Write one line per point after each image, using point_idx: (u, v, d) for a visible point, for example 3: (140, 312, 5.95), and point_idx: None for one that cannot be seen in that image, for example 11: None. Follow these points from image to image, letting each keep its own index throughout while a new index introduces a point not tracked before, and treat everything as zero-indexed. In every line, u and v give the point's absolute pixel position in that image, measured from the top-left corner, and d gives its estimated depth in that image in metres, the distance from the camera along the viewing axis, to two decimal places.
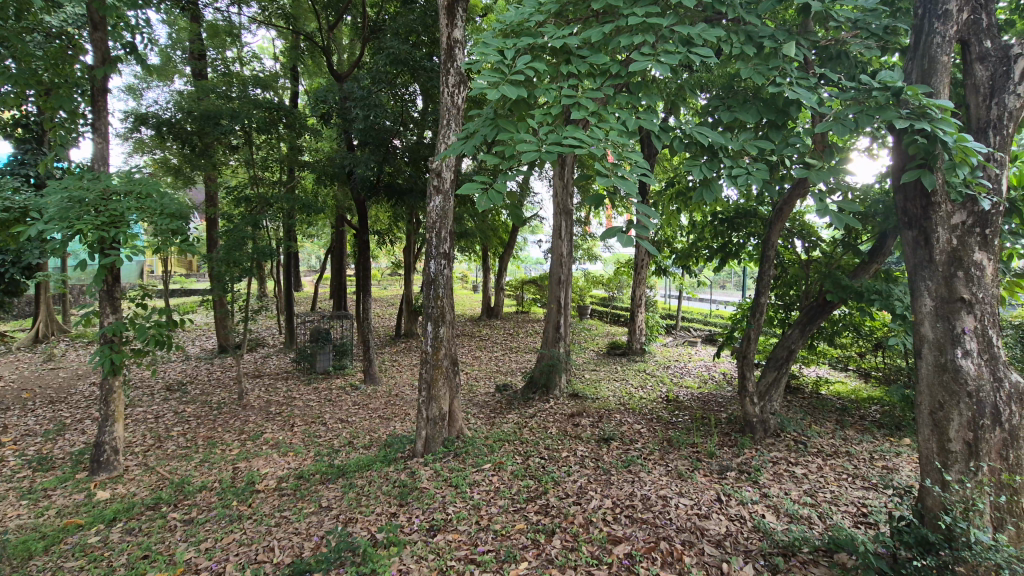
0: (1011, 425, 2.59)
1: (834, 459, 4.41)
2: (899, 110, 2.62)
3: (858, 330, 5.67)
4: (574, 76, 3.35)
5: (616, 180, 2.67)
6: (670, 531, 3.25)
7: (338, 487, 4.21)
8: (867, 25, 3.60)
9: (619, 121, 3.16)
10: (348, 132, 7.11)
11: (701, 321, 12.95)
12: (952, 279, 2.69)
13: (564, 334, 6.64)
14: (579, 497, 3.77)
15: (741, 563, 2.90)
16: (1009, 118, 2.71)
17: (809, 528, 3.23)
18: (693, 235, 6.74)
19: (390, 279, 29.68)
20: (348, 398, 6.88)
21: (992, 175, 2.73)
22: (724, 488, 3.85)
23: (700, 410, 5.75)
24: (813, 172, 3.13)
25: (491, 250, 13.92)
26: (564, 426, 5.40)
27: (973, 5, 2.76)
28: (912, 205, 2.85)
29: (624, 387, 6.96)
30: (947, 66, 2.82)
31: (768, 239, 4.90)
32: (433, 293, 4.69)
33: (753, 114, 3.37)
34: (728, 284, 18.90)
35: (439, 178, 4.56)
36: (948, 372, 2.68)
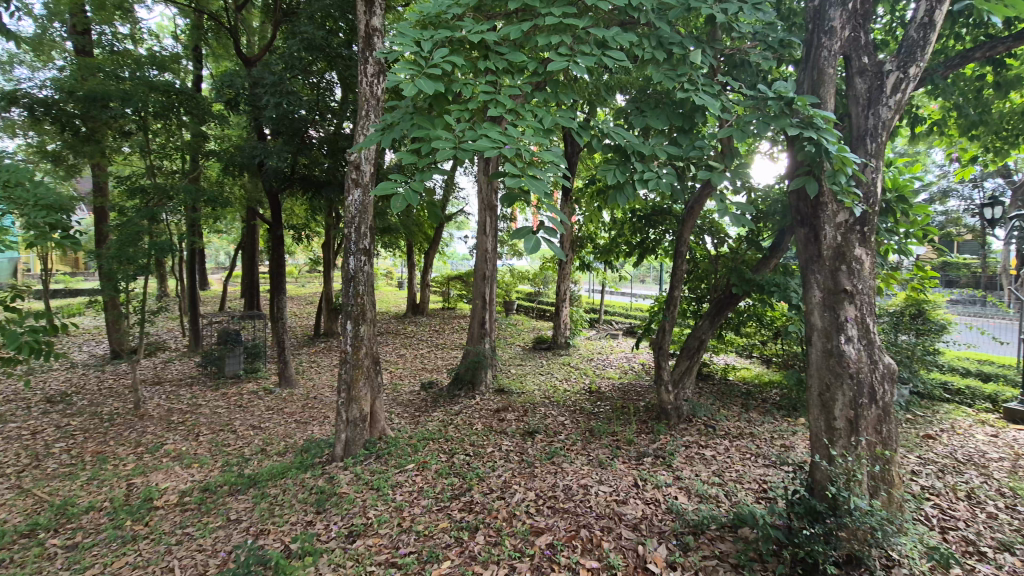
0: (884, 402, 2.90)
1: (739, 441, 4.75)
2: (790, 119, 2.84)
3: (760, 320, 6.13)
4: (493, 73, 3.34)
5: (528, 179, 2.68)
6: (590, 519, 3.34)
7: (249, 498, 3.96)
8: (766, 37, 3.89)
9: (537, 120, 3.20)
10: (259, 120, 6.68)
11: (622, 314, 13.45)
12: (837, 273, 2.97)
13: (490, 330, 6.64)
14: (502, 491, 3.80)
15: (655, 545, 3.04)
16: (883, 128, 3.01)
17: (717, 506, 3.45)
18: (614, 231, 6.98)
19: (310, 276, 28.41)
20: (261, 403, 6.49)
21: (869, 180, 3.03)
22: (641, 473, 4.03)
23: (621, 400, 5.98)
24: (717, 174, 3.33)
25: (416, 246, 13.66)
26: (490, 421, 5.42)
27: (853, 24, 3.06)
28: (804, 205, 3.11)
29: (549, 381, 7.10)
30: (832, 78, 3.10)
31: (682, 236, 5.17)
32: (353, 290, 4.51)
33: (663, 118, 3.54)
34: (647, 278, 19.78)
35: (358, 171, 4.39)
36: (834, 357, 2.96)
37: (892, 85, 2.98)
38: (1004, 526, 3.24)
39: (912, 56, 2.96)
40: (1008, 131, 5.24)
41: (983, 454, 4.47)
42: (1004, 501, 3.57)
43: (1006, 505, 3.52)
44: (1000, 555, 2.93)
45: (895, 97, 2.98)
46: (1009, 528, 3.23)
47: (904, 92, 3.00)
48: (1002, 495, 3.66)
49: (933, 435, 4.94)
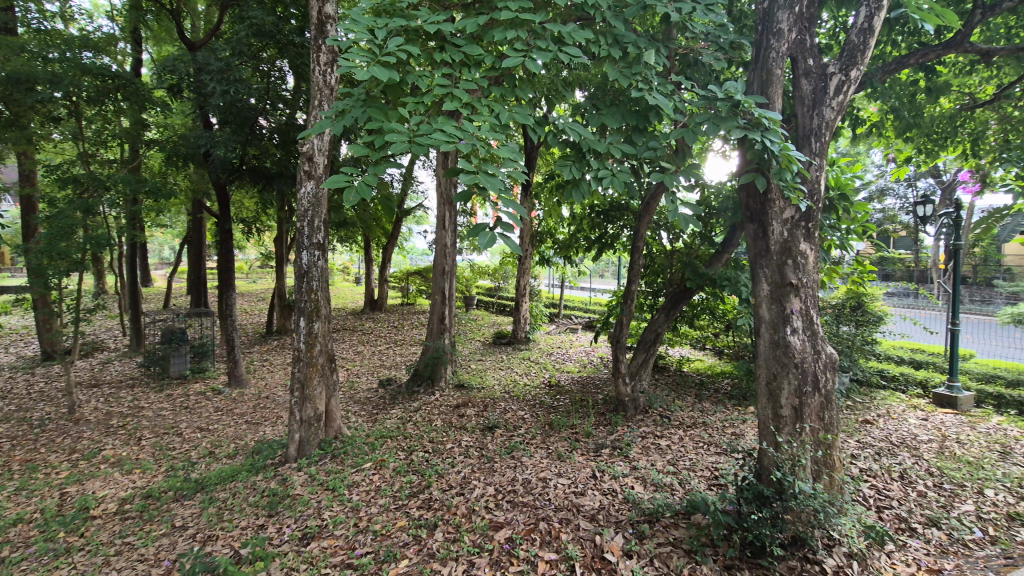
0: (826, 390, 3.04)
1: (693, 430, 4.89)
2: (738, 119, 2.92)
3: (713, 313, 6.33)
4: (449, 65, 3.30)
5: (484, 176, 2.65)
6: (549, 511, 3.38)
7: (196, 503, 3.80)
8: (717, 38, 3.99)
9: (494, 115, 3.17)
10: (204, 108, 6.37)
11: (581, 308, 13.64)
12: (783, 267, 3.08)
13: (449, 326, 6.59)
14: (462, 487, 3.78)
15: (612, 534, 3.10)
16: (826, 128, 3.14)
17: (671, 494, 3.54)
18: (573, 226, 7.05)
19: (262, 272, 27.47)
20: (209, 404, 6.23)
21: (813, 178, 3.15)
22: (599, 465, 4.09)
23: (579, 393, 6.06)
24: (670, 172, 3.40)
25: (374, 241, 13.40)
26: (449, 417, 5.39)
27: (800, 26, 3.17)
28: (752, 202, 3.22)
29: (509, 375, 7.11)
30: (780, 79, 3.21)
31: (638, 232, 5.27)
32: (306, 286, 4.37)
33: (618, 116, 3.58)
34: (606, 272, 20.09)
35: (310, 163, 4.24)
36: (780, 347, 3.08)
37: (835, 87, 3.11)
38: (933, 503, 3.48)
39: (853, 59, 3.10)
40: (938, 134, 5.58)
41: (915, 437, 4.77)
42: (932, 480, 3.83)
43: (934, 483, 3.77)
44: (929, 531, 3.14)
45: (837, 98, 3.12)
46: (937, 504, 3.46)
47: (846, 95, 3.14)
48: (932, 474, 3.92)
49: (871, 420, 5.24)
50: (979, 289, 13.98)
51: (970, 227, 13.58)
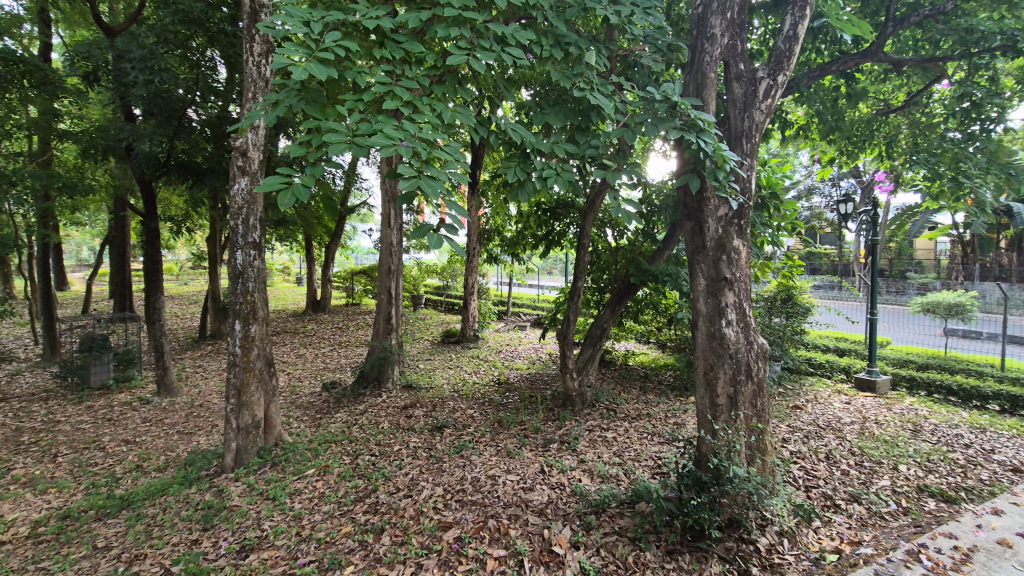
0: (758, 378, 3.21)
1: (637, 422, 5.04)
2: (675, 121, 3.02)
3: (656, 308, 6.55)
4: (390, 62, 3.23)
5: (425, 179, 2.60)
6: (498, 508, 3.39)
7: (121, 521, 3.56)
8: (655, 41, 4.12)
9: (436, 113, 3.13)
10: (125, 99, 5.94)
11: (530, 305, 13.75)
12: (719, 262, 3.22)
13: (396, 325, 6.47)
14: (410, 489, 3.73)
15: (560, 527, 3.14)
16: (756, 130, 3.30)
17: (617, 485, 3.63)
18: (520, 224, 7.09)
19: (194, 272, 25.98)
20: (136, 415, 5.84)
21: (744, 178, 3.31)
22: (547, 460, 4.14)
23: (528, 390, 6.11)
24: (611, 172, 3.47)
25: (316, 239, 12.97)
26: (397, 419, 5.30)
27: (732, 32, 3.32)
28: (689, 200, 3.35)
29: (458, 374, 7.07)
30: (713, 82, 3.34)
31: (584, 230, 5.37)
32: (241, 288, 4.17)
33: (560, 116, 3.62)
34: (554, 270, 20.33)
35: (245, 158, 4.05)
36: (716, 339, 3.22)
37: (764, 91, 3.29)
38: (855, 480, 3.74)
39: (780, 65, 3.28)
40: (857, 137, 6.00)
41: (839, 419, 5.12)
42: (854, 459, 4.12)
43: (856, 462, 4.06)
44: (851, 506, 3.37)
45: (766, 102, 3.29)
46: (858, 481, 3.73)
47: (773, 98, 3.32)
48: (853, 453, 4.21)
49: (800, 405, 5.57)
50: (894, 281, 15.14)
51: (886, 224, 14.67)
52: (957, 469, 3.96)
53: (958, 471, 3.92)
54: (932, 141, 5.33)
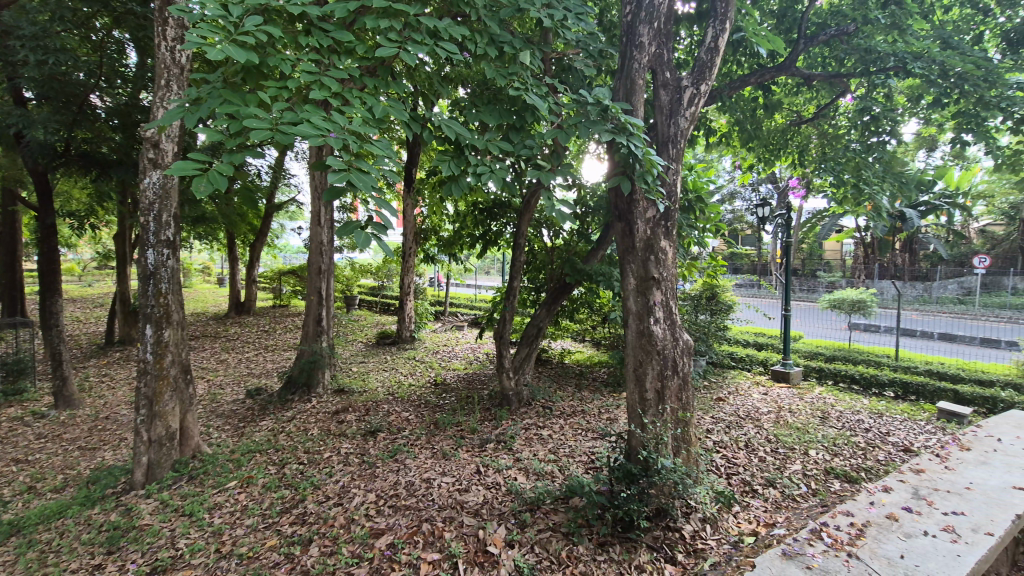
0: (683, 373, 3.37)
1: (572, 419, 5.15)
2: (606, 124, 3.09)
3: (590, 306, 6.71)
4: (317, 52, 3.10)
5: (355, 173, 2.52)
6: (432, 512, 3.34)
7: (8, 550, 3.19)
8: (587, 45, 4.20)
9: (366, 107, 3.03)
10: (14, 79, 5.34)
11: (468, 305, 13.71)
12: (647, 263, 3.34)
13: (326, 327, 6.24)
14: (340, 497, 3.61)
15: (495, 527, 3.15)
16: (681, 136, 3.46)
17: (551, 481, 3.69)
18: (457, 224, 7.04)
19: (100, 273, 23.82)
20: (28, 431, 5.26)
21: (671, 181, 3.44)
22: (483, 460, 4.14)
23: (465, 390, 6.08)
24: (545, 172, 3.50)
25: (240, 237, 12.25)
26: (327, 425, 5.10)
27: (659, 41, 3.45)
28: (619, 201, 3.45)
29: (393, 376, 6.92)
30: (642, 88, 3.46)
31: (519, 230, 5.40)
32: (152, 289, 3.86)
33: (495, 115, 3.62)
34: (492, 269, 20.36)
35: (157, 150, 3.74)
36: (645, 337, 3.34)
37: (688, 99, 3.45)
38: (770, 466, 4.00)
39: (702, 75, 3.46)
40: (773, 145, 6.43)
41: (757, 409, 5.47)
42: (770, 446, 4.40)
43: (772, 449, 4.34)
44: (767, 490, 3.61)
45: (690, 109, 3.46)
46: (774, 466, 4.00)
47: (697, 106, 3.49)
48: (770, 441, 4.50)
49: (723, 397, 5.90)
50: (806, 279, 16.37)
51: (799, 226, 15.82)
52: (858, 451, 4.33)
53: (859, 453, 4.29)
54: (837, 151, 5.79)
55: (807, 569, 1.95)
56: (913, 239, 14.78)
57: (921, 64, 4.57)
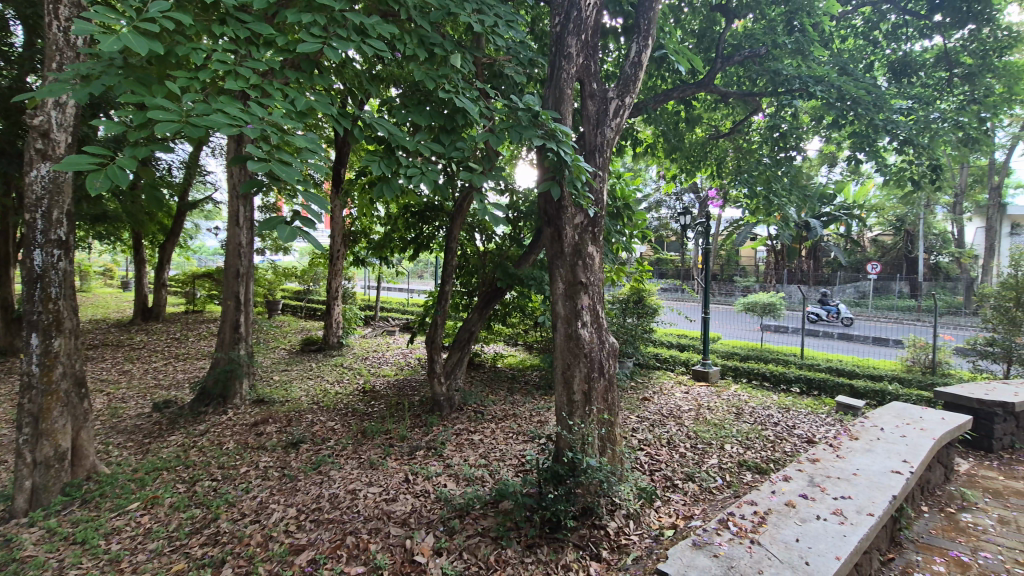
0: (609, 374, 3.48)
1: (503, 422, 5.17)
2: (536, 131, 3.13)
3: (523, 311, 6.78)
4: (233, 43, 2.92)
5: (276, 164, 2.40)
6: (357, 524, 3.24)
7: None
8: (517, 53, 4.26)
9: (288, 103, 2.89)
10: None
11: (400, 309, 13.44)
12: (575, 267, 3.43)
13: (245, 334, 5.90)
14: (258, 514, 3.42)
15: (423, 535, 3.09)
16: (607, 145, 3.58)
17: (481, 486, 3.69)
18: (388, 226, 6.89)
19: None
20: None
21: (598, 189, 3.55)
22: (412, 468, 4.06)
23: (395, 397, 5.95)
24: (477, 176, 3.50)
25: (148, 238, 11.33)
26: (244, 438, 4.82)
27: (586, 52, 3.56)
28: (548, 207, 3.51)
29: (318, 385, 6.65)
30: (570, 98, 3.54)
31: (451, 233, 5.37)
32: (39, 294, 3.47)
33: (425, 117, 3.57)
34: (425, 272, 20.09)
35: (45, 139, 3.36)
36: (573, 339, 3.42)
37: (614, 110, 3.58)
38: (690, 461, 4.21)
39: (626, 88, 3.61)
40: (694, 157, 6.80)
41: (679, 408, 5.74)
42: (689, 442, 4.63)
43: (691, 445, 4.57)
44: (687, 484, 3.80)
45: (615, 120, 3.59)
46: (693, 461, 4.21)
47: (622, 117, 3.63)
48: (689, 437, 4.74)
49: (648, 396, 6.16)
50: (724, 284, 17.43)
51: (718, 234, 16.82)
52: (768, 444, 4.66)
53: (769, 445, 4.62)
54: (751, 165, 6.21)
55: (713, 557, 2.06)
56: (817, 247, 16.15)
57: (822, 87, 5.00)
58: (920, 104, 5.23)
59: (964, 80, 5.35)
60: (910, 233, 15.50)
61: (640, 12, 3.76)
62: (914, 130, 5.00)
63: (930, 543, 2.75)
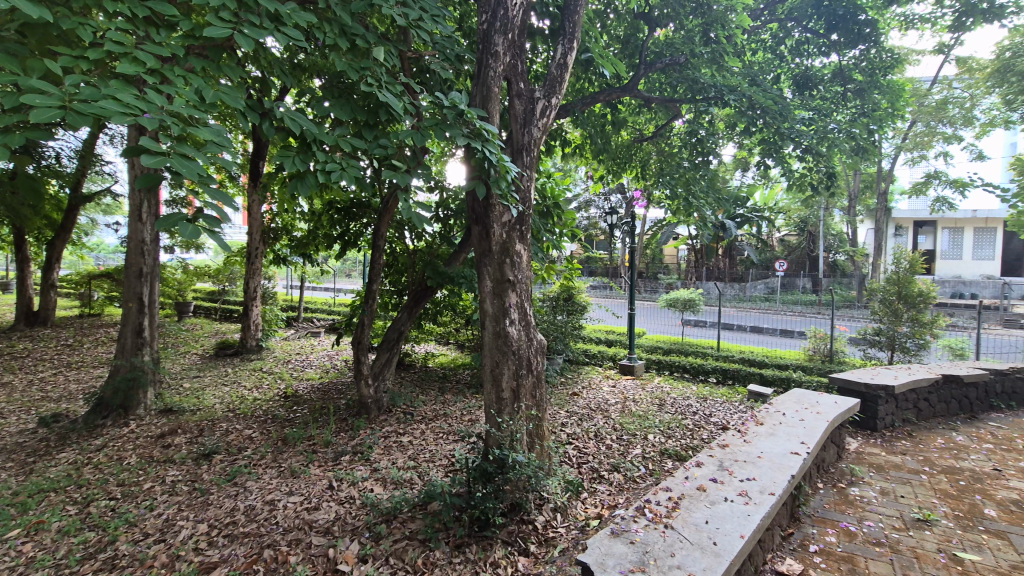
0: (537, 371, 3.52)
1: (433, 423, 5.10)
2: (462, 129, 3.11)
3: (453, 309, 6.72)
4: (129, 20, 2.67)
5: (176, 158, 2.19)
6: (275, 536, 3.07)
7: None
8: (444, 48, 4.19)
9: (193, 90, 2.68)
10: None
11: (326, 309, 12.92)
12: (503, 265, 3.44)
13: (150, 339, 5.45)
14: (163, 533, 3.18)
15: (347, 543, 2.99)
16: (534, 144, 3.61)
17: (409, 489, 3.61)
18: (312, 223, 6.59)
19: None
20: None
21: (525, 188, 3.57)
22: (337, 474, 3.92)
23: (319, 401, 5.73)
24: (401, 172, 3.40)
25: (34, 233, 10.17)
26: (149, 451, 4.45)
27: (513, 52, 3.57)
28: (476, 205, 3.50)
29: (234, 391, 6.26)
30: (497, 97, 3.54)
31: (378, 231, 5.21)
32: None
33: (345, 110, 3.43)
34: (354, 272, 19.45)
35: None
36: (501, 338, 3.43)
37: (540, 111, 3.62)
38: (616, 452, 4.36)
39: (553, 88, 3.66)
40: (620, 158, 7.02)
41: (606, 401, 5.93)
42: (615, 434, 4.79)
43: (617, 436, 4.73)
44: (612, 475, 3.93)
45: (542, 120, 3.63)
46: (618, 452, 4.36)
47: (548, 118, 3.67)
48: (615, 429, 4.90)
49: (577, 392, 6.31)
50: (648, 281, 18.21)
51: (643, 233, 17.52)
52: (687, 432, 4.91)
53: (688, 434, 4.87)
54: (672, 168, 6.51)
55: (630, 544, 2.13)
56: (731, 247, 17.23)
57: (735, 96, 5.32)
58: (820, 116, 5.69)
59: (856, 95, 5.86)
60: (812, 234, 16.91)
61: (565, 15, 3.82)
62: (814, 139, 5.43)
63: (823, 517, 3.02)
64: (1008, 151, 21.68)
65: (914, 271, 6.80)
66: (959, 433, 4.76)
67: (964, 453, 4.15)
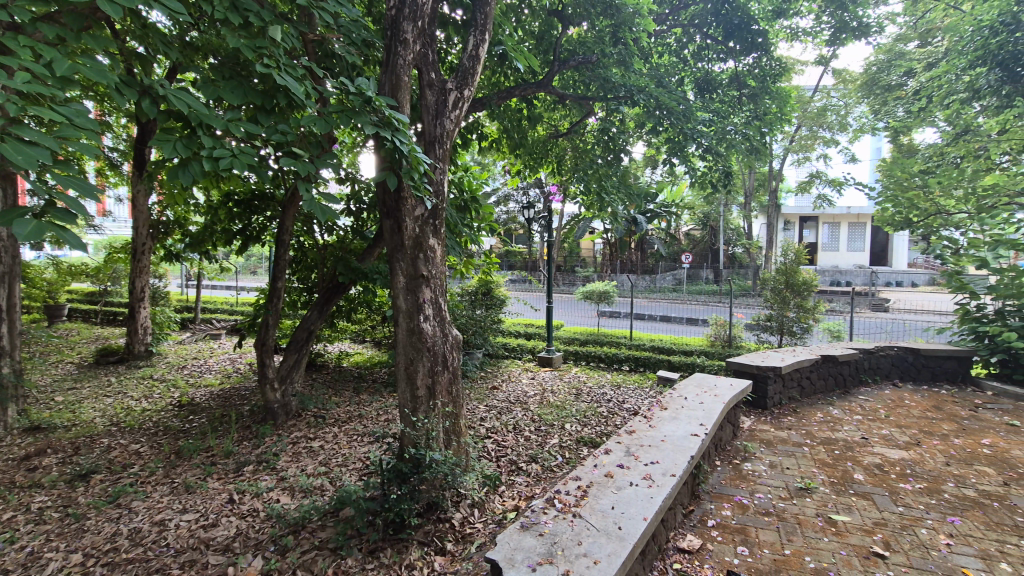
0: (453, 366, 3.47)
1: (347, 425, 4.91)
2: (370, 117, 2.96)
3: (368, 306, 6.49)
4: None
5: (11, 144, 1.85)
6: (165, 560, 2.81)
7: None
8: (350, 32, 3.98)
9: (48, 62, 2.33)
10: None
11: (228, 309, 12.01)
12: (416, 261, 3.34)
13: (10, 347, 4.77)
14: (26, 568, 2.79)
15: (249, 559, 2.79)
16: (446, 136, 3.53)
17: (320, 495, 3.44)
18: (208, 216, 6.07)
19: None
20: None
21: (438, 181, 3.49)
22: (239, 485, 3.65)
23: (219, 408, 5.31)
24: (302, 161, 3.16)
25: None
26: (10, 476, 3.90)
27: (423, 41, 3.46)
28: (388, 198, 3.36)
29: (117, 402, 5.65)
30: (407, 87, 3.42)
31: (283, 225, 4.89)
32: None
33: (238, 94, 3.16)
34: (260, 268, 18.23)
35: None
36: (416, 334, 3.34)
37: (452, 102, 3.54)
38: (534, 443, 4.42)
39: (465, 80, 3.59)
40: (536, 153, 7.08)
41: (526, 393, 6.00)
42: (533, 426, 4.86)
43: (535, 428, 4.80)
44: (530, 466, 3.97)
45: (453, 112, 3.55)
46: (536, 443, 4.42)
47: (460, 110, 3.60)
48: (533, 421, 4.98)
49: (497, 385, 6.33)
50: (566, 274, 18.68)
51: (560, 227, 17.91)
52: (601, 419, 5.09)
53: (602, 421, 5.05)
54: (585, 164, 6.67)
55: (539, 536, 2.16)
56: (643, 239, 18.09)
57: (643, 96, 5.52)
58: (718, 117, 6.06)
59: (750, 99, 6.34)
60: (714, 228, 18.16)
61: (477, 5, 3.76)
62: (713, 139, 5.78)
63: (720, 492, 3.24)
64: (874, 155, 24.53)
65: (799, 262, 7.48)
66: (835, 407, 5.31)
67: (839, 425, 4.63)
